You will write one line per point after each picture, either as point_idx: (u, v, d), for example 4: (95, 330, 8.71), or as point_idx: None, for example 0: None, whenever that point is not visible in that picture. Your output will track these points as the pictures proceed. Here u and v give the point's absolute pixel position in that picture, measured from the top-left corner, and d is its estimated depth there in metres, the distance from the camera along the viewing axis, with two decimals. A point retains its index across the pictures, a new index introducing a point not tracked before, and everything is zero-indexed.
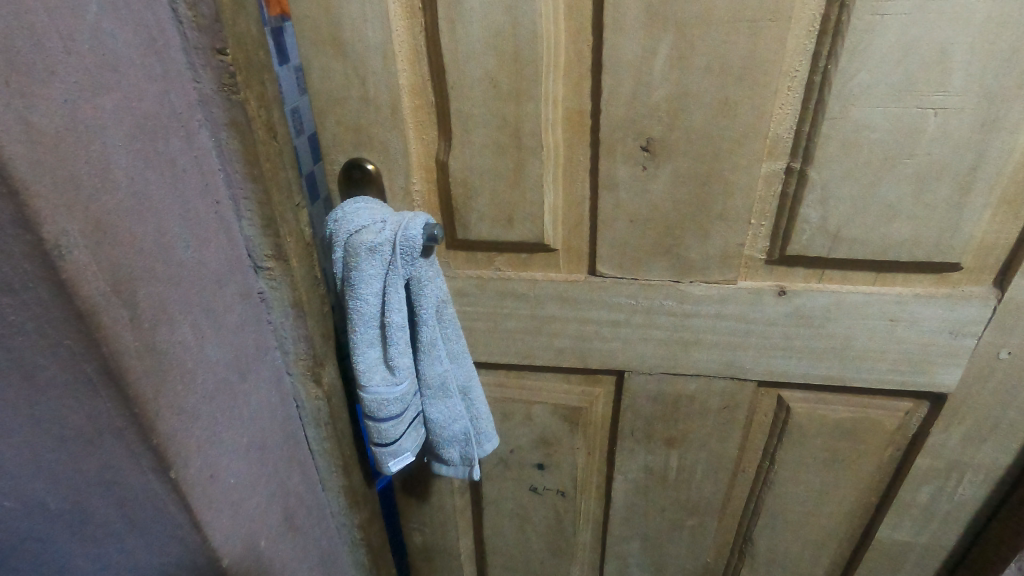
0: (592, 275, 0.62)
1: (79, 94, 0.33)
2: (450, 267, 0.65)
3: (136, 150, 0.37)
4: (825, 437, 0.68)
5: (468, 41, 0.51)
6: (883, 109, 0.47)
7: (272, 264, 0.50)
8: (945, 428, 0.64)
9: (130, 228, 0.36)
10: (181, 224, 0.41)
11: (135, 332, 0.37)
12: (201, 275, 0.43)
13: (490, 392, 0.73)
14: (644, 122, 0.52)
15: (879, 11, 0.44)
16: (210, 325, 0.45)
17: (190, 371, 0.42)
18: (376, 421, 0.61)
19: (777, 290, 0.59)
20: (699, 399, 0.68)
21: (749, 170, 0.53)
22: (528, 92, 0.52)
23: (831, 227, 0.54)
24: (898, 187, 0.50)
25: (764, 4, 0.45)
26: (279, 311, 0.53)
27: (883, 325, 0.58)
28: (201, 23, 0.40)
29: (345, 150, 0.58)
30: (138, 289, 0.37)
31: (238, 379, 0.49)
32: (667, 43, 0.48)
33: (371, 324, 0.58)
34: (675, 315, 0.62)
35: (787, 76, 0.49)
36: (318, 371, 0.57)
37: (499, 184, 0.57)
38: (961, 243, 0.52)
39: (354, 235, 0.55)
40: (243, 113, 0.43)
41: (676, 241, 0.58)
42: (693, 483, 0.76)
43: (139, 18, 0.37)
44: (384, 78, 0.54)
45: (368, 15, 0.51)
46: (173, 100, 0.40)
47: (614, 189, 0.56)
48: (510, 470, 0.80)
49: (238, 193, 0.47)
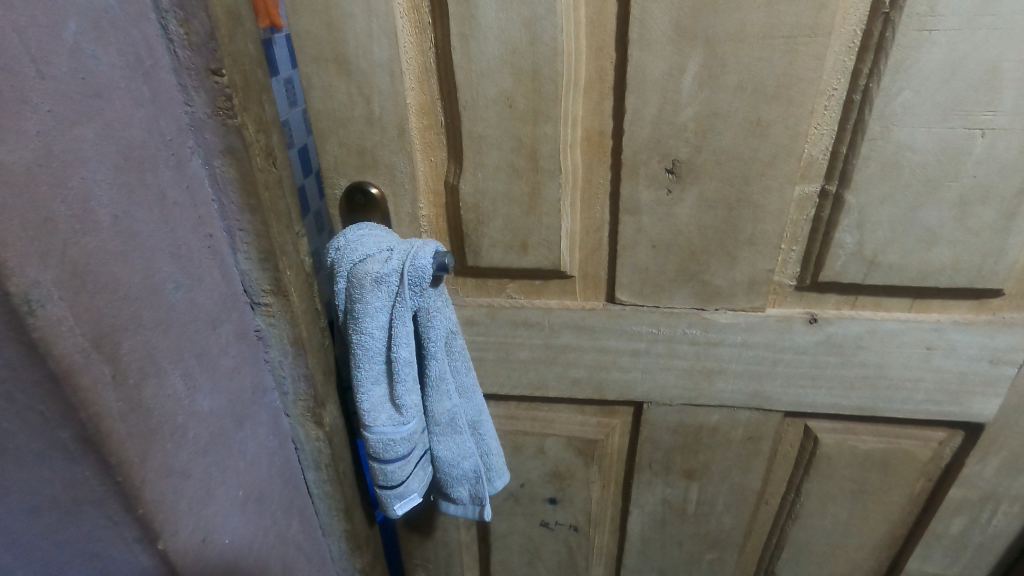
0: (610, 303, 0.59)
1: (55, 125, 0.29)
2: (459, 295, 0.61)
3: (120, 184, 0.33)
4: (854, 468, 0.65)
5: (482, 57, 0.47)
6: (927, 129, 0.44)
7: (270, 299, 0.46)
8: (981, 458, 0.61)
9: (115, 272, 0.32)
10: (171, 263, 0.37)
11: (119, 389, 0.32)
12: (192, 318, 0.39)
13: (500, 424, 0.69)
14: (670, 143, 0.49)
15: (927, 26, 0.41)
16: (202, 372, 0.40)
17: (181, 426, 0.38)
18: (381, 463, 0.57)
19: (808, 317, 0.55)
20: (722, 430, 0.65)
21: (781, 194, 0.49)
22: (546, 111, 0.48)
23: (868, 252, 0.51)
24: (939, 211, 0.48)
25: (802, 20, 0.42)
26: (277, 349, 0.49)
27: (918, 353, 0.55)
28: (194, 41, 0.36)
29: (347, 173, 0.54)
30: (122, 340, 0.33)
31: (234, 428, 0.45)
32: (697, 60, 0.45)
33: (377, 360, 0.54)
34: (699, 344, 0.58)
35: (823, 94, 0.46)
36: (319, 412, 0.53)
37: (513, 208, 0.53)
38: (1005, 269, 0.50)
39: (358, 264, 0.51)
40: (240, 138, 0.39)
41: (701, 267, 0.54)
42: (713, 516, 0.72)
43: (125, 36, 0.33)
44: (391, 97, 0.50)
45: (374, 30, 0.47)
46: (163, 126, 0.36)
47: (637, 213, 0.52)
48: (520, 505, 0.75)
49: (233, 225, 0.42)
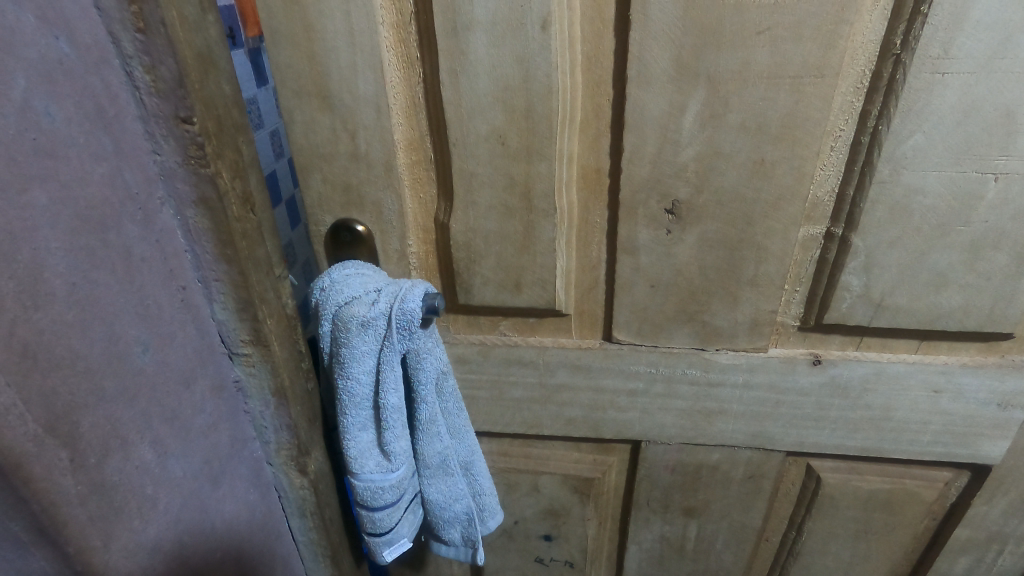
0: (607, 342, 0.57)
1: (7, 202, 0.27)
2: (450, 332, 0.59)
3: (81, 253, 0.31)
4: (858, 508, 0.63)
5: (473, 93, 0.45)
6: (937, 173, 0.43)
7: (250, 349, 0.43)
8: (988, 499, 0.59)
9: (71, 345, 0.31)
10: (139, 324, 0.35)
11: (78, 473, 0.32)
12: (163, 379, 0.37)
13: (494, 462, 0.67)
14: (670, 183, 0.47)
15: (940, 69, 0.39)
16: (175, 435, 0.38)
17: (150, 497, 0.37)
18: (368, 510, 0.54)
19: (811, 359, 0.54)
20: (722, 469, 0.62)
21: (785, 235, 0.47)
22: (540, 150, 0.46)
23: (875, 295, 0.49)
24: (949, 255, 0.46)
25: (808, 60, 0.40)
26: (257, 399, 0.46)
27: (926, 396, 0.53)
28: (161, 88, 0.33)
29: (332, 210, 0.51)
30: (81, 419, 0.32)
31: (209, 487, 0.42)
32: (698, 99, 0.43)
33: (364, 405, 0.50)
34: (699, 384, 0.56)
35: (830, 135, 0.44)
36: (303, 461, 0.50)
37: (506, 247, 0.51)
38: (1016, 313, 0.48)
39: (344, 307, 0.47)
40: (213, 187, 0.36)
41: (702, 307, 0.52)
42: (713, 554, 0.70)
43: (82, 88, 0.31)
44: (378, 133, 0.47)
45: (359, 64, 0.45)
46: (127, 179, 0.34)
47: (635, 253, 0.50)
48: (514, 541, 0.73)
49: (208, 275, 0.40)
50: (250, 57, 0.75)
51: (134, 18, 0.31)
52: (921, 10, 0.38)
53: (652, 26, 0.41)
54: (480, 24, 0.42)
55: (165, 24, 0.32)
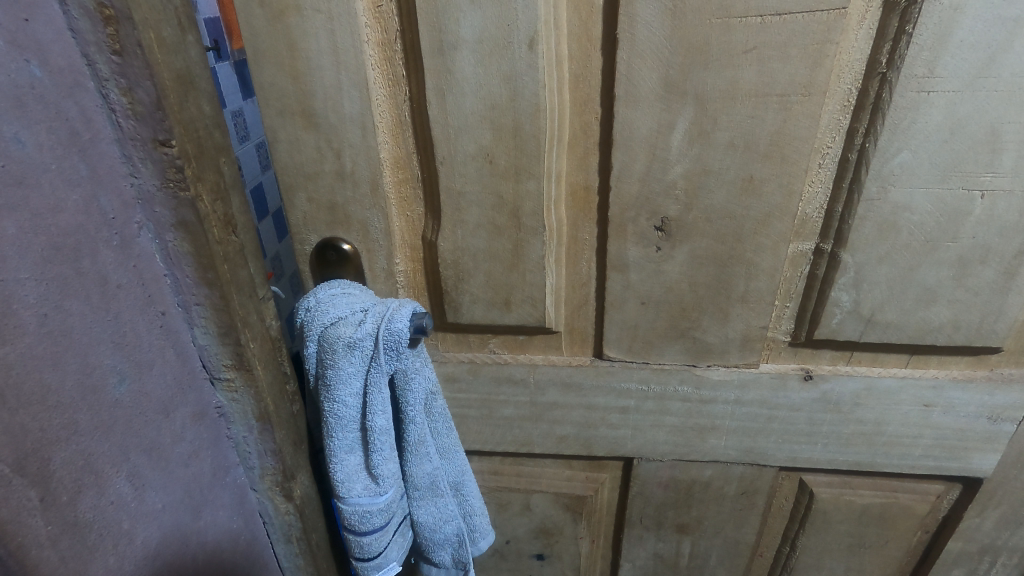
0: (598, 359, 0.56)
1: None
2: (439, 350, 0.58)
3: (53, 283, 0.31)
4: (851, 522, 0.63)
5: (460, 112, 0.44)
6: (924, 189, 0.43)
7: (232, 374, 0.42)
8: (979, 512, 0.59)
9: (41, 379, 0.30)
10: (115, 354, 0.35)
11: (48, 512, 0.32)
12: (141, 409, 0.37)
13: (484, 481, 0.66)
14: (659, 201, 0.46)
15: (925, 87, 0.39)
16: (153, 465, 0.38)
17: (126, 533, 0.37)
18: (356, 535, 0.51)
19: (802, 374, 0.53)
20: (715, 485, 0.62)
21: (775, 252, 0.47)
22: (528, 168, 0.46)
23: (864, 310, 0.49)
24: (938, 270, 0.46)
25: (794, 79, 0.40)
26: (241, 424, 0.44)
27: (917, 410, 0.53)
28: (138, 110, 0.32)
29: (317, 228, 0.50)
30: (53, 454, 0.31)
31: (189, 516, 0.42)
32: (686, 118, 0.43)
33: (351, 428, 0.48)
34: (691, 400, 0.56)
35: (818, 152, 0.44)
36: (289, 486, 0.48)
37: (494, 265, 0.50)
38: (1004, 327, 0.48)
39: (329, 328, 0.46)
40: (194, 212, 0.36)
41: (693, 323, 0.52)
42: (707, 570, 0.69)
43: (55, 112, 0.30)
44: (364, 151, 0.47)
45: (344, 84, 0.44)
46: (103, 204, 0.33)
47: (625, 270, 0.50)
48: (506, 560, 0.72)
49: (189, 299, 0.39)
50: (221, 75, 0.77)
51: (111, 40, 0.31)
52: (906, 30, 0.38)
53: (640, 45, 0.41)
54: (466, 44, 0.42)
55: (143, 46, 0.31)
